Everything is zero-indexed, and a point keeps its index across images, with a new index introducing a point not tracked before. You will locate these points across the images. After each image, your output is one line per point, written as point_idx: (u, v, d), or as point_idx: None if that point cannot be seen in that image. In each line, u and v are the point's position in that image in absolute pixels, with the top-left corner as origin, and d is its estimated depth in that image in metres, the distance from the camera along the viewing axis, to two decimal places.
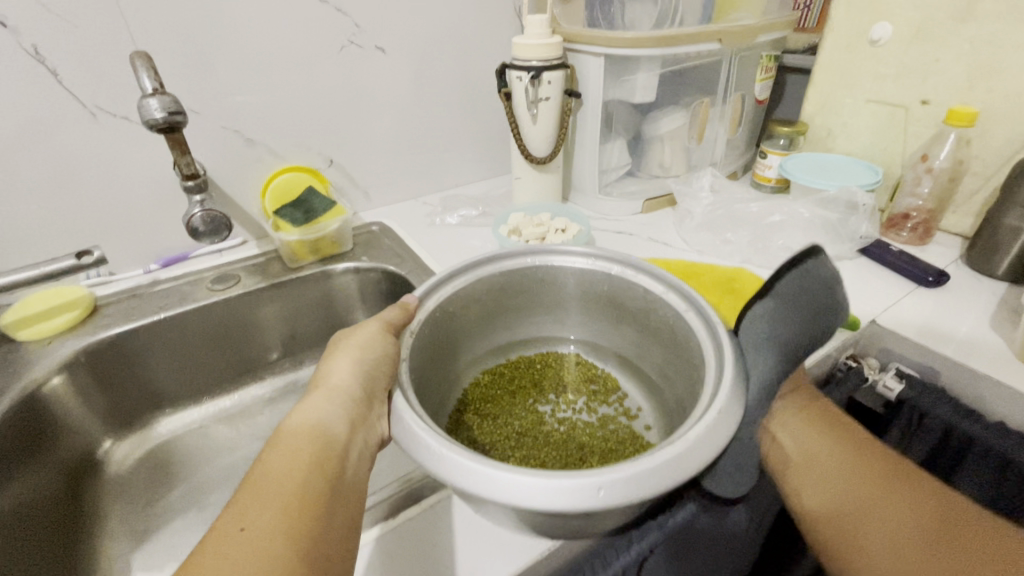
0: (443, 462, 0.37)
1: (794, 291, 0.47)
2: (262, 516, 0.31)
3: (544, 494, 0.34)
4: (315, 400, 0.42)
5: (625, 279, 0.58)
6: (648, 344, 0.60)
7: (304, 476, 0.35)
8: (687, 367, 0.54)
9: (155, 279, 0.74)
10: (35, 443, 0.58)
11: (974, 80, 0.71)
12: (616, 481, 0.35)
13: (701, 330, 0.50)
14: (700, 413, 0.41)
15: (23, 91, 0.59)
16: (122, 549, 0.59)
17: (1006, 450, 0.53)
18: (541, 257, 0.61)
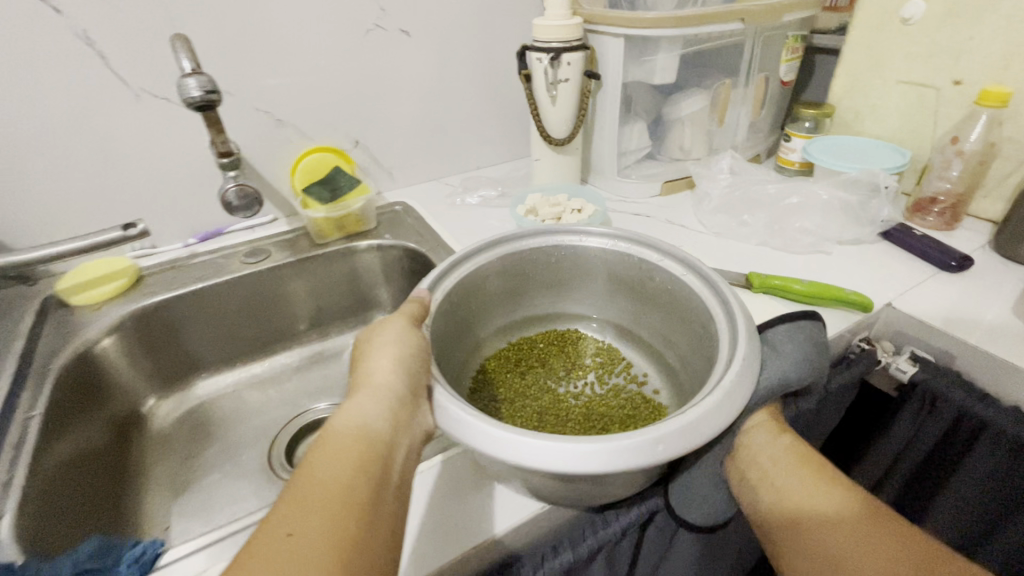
0: (469, 427, 0.39)
1: (785, 339, 0.49)
2: (309, 522, 0.30)
3: (607, 456, 0.36)
4: (354, 398, 0.40)
5: (623, 252, 0.59)
6: (648, 312, 0.62)
7: (349, 480, 0.33)
8: (692, 334, 0.55)
9: (193, 253, 0.79)
10: (89, 397, 0.64)
11: (1009, 59, 0.68)
12: (636, 441, 0.37)
13: (700, 291, 0.52)
14: (721, 377, 0.43)
15: (75, 72, 0.64)
16: (163, 496, 0.64)
17: (1020, 436, 0.52)
18: (538, 237, 0.61)
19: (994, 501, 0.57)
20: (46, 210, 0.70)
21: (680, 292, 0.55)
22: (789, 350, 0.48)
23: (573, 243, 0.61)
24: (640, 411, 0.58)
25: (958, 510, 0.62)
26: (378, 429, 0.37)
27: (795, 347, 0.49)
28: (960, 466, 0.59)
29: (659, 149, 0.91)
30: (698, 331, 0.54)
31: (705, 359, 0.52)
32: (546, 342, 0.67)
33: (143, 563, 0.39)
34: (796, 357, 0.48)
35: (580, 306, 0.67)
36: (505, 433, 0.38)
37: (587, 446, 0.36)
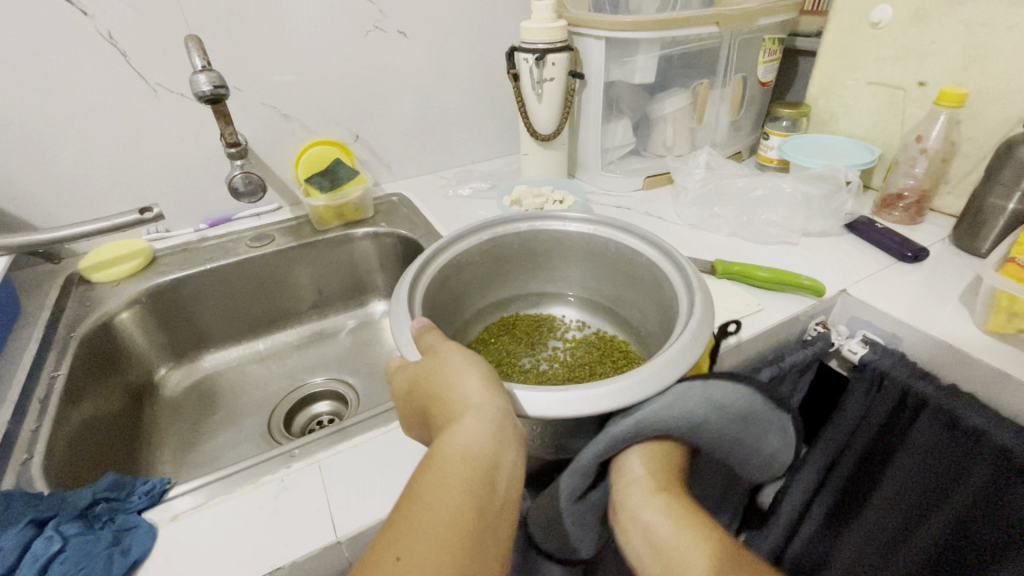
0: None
1: (690, 393, 0.46)
2: (417, 550, 0.33)
3: (589, 400, 0.40)
4: (453, 422, 0.39)
5: (533, 231, 0.61)
6: (592, 275, 0.64)
7: (455, 511, 0.35)
8: (645, 292, 0.58)
9: (203, 236, 0.85)
10: (108, 364, 0.70)
11: (968, 62, 0.72)
12: (613, 386, 0.40)
13: (618, 237, 0.58)
14: (680, 330, 0.46)
15: (99, 69, 0.70)
16: (173, 455, 0.70)
17: (953, 408, 0.57)
18: (476, 233, 0.59)
19: (933, 477, 0.61)
20: (71, 194, 0.76)
21: (605, 244, 0.59)
22: (680, 405, 0.45)
23: (509, 231, 0.61)
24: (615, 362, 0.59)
25: (900, 490, 0.65)
26: (481, 455, 0.37)
27: (688, 402, 0.45)
28: (905, 443, 0.63)
29: (643, 146, 0.96)
30: (632, 272, 0.59)
31: (663, 308, 0.55)
32: (493, 332, 0.64)
33: (152, 495, 0.45)
34: (693, 412, 0.45)
35: (507, 290, 0.66)
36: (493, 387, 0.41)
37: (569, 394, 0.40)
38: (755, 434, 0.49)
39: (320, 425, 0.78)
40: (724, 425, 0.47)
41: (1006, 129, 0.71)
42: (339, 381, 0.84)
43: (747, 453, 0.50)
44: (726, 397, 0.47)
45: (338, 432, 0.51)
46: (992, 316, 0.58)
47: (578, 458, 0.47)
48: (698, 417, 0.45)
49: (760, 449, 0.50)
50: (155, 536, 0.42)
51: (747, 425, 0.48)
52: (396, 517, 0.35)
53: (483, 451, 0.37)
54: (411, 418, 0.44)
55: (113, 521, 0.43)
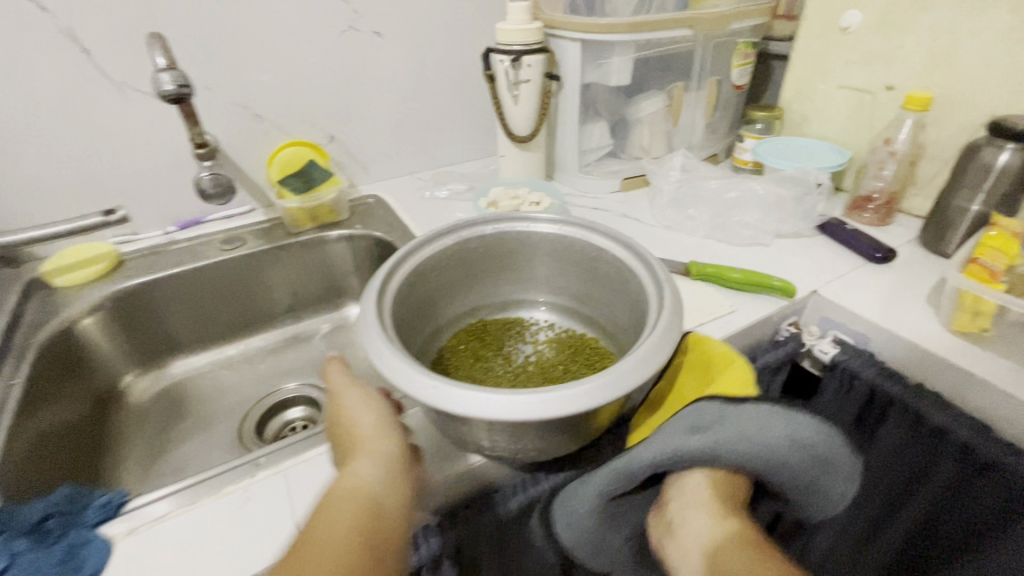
0: (429, 390, 0.37)
1: (761, 418, 0.45)
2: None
3: (564, 401, 0.36)
4: (350, 462, 0.42)
5: (498, 233, 0.59)
6: (560, 275, 0.62)
7: (348, 534, 0.37)
8: (616, 291, 0.56)
9: (173, 239, 0.83)
10: (69, 372, 0.68)
11: (934, 67, 0.74)
12: (593, 385, 0.37)
13: (582, 236, 0.57)
14: (650, 329, 0.43)
15: (60, 67, 0.68)
16: (137, 465, 0.68)
17: (920, 408, 0.57)
18: (441, 236, 0.56)
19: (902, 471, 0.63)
20: (32, 195, 0.74)
21: (569, 243, 0.58)
22: (754, 429, 0.44)
23: (474, 232, 0.58)
24: (591, 360, 0.57)
25: (873, 485, 0.66)
26: (373, 486, 0.40)
27: (765, 428, 0.44)
28: (874, 441, 0.64)
29: (620, 148, 0.96)
30: (598, 271, 0.58)
31: (633, 307, 0.54)
32: (462, 340, 0.60)
33: (109, 508, 0.43)
34: (766, 441, 0.44)
35: (474, 294, 0.63)
36: (466, 391, 0.37)
37: (549, 396, 0.37)
38: (822, 475, 0.46)
39: (294, 432, 0.76)
40: (798, 460, 0.45)
41: (970, 133, 0.73)
42: (313, 386, 0.82)
43: (806, 487, 0.47)
44: (802, 429, 0.45)
45: (306, 439, 0.50)
46: (956, 315, 0.59)
47: (631, 461, 0.45)
48: (769, 444, 0.44)
49: (824, 492, 0.47)
50: (110, 551, 0.41)
51: (822, 465, 0.46)
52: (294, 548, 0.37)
53: (374, 484, 0.41)
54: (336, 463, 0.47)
55: (66, 537, 0.41)
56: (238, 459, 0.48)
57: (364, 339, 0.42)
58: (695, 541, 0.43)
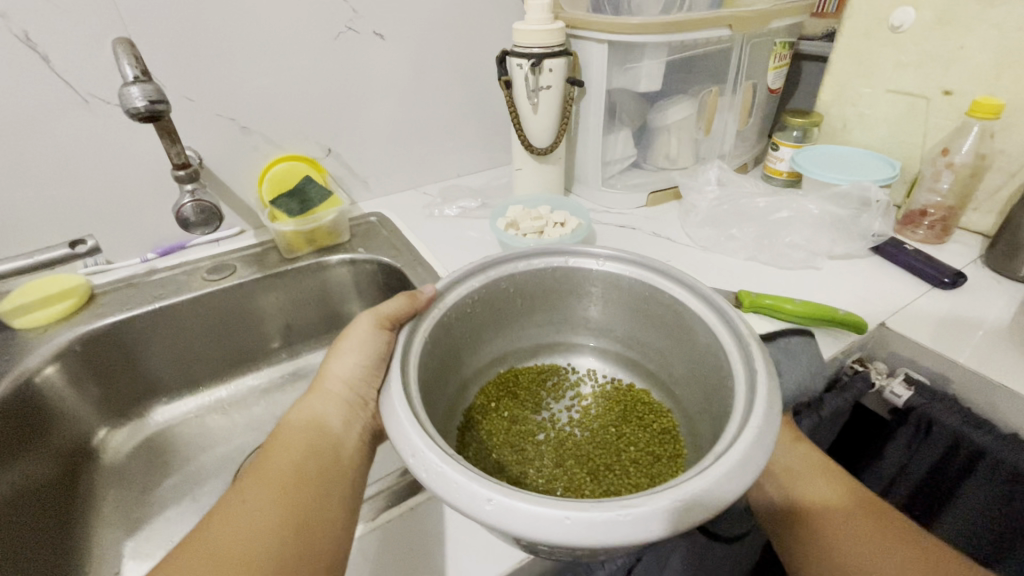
0: (486, 507, 0.29)
1: (799, 347, 0.57)
2: (262, 489, 0.36)
3: (662, 516, 0.29)
4: (311, 401, 0.45)
5: (531, 271, 0.51)
6: (605, 318, 0.55)
7: (302, 463, 0.39)
8: (676, 340, 0.50)
9: (152, 268, 0.74)
10: (32, 431, 0.59)
11: (1001, 69, 0.67)
12: (693, 490, 0.30)
13: (633, 273, 0.50)
14: (739, 409, 0.36)
15: (14, 78, 0.59)
16: (115, 538, 0.60)
17: (1018, 464, 0.51)
18: (467, 280, 0.48)
19: (994, 527, 0.55)
20: None
21: (616, 280, 0.51)
22: (807, 358, 0.56)
23: (506, 272, 0.50)
24: (647, 421, 0.52)
25: (956, 537, 0.60)
26: (329, 425, 0.43)
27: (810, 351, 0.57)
28: (956, 494, 0.57)
29: (644, 159, 0.88)
30: (650, 312, 0.51)
31: (700, 364, 0.47)
32: (494, 397, 0.54)
33: None
34: (815, 367, 0.56)
35: (505, 343, 0.56)
36: (535, 507, 0.29)
37: (644, 510, 0.29)
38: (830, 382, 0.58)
39: None
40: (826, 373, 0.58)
41: None
42: None
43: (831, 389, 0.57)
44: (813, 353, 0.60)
45: None
46: None
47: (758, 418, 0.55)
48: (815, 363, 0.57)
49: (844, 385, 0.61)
50: None
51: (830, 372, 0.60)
52: (250, 468, 0.38)
53: (332, 423, 0.43)
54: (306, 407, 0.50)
55: None
56: None
57: (394, 433, 0.34)
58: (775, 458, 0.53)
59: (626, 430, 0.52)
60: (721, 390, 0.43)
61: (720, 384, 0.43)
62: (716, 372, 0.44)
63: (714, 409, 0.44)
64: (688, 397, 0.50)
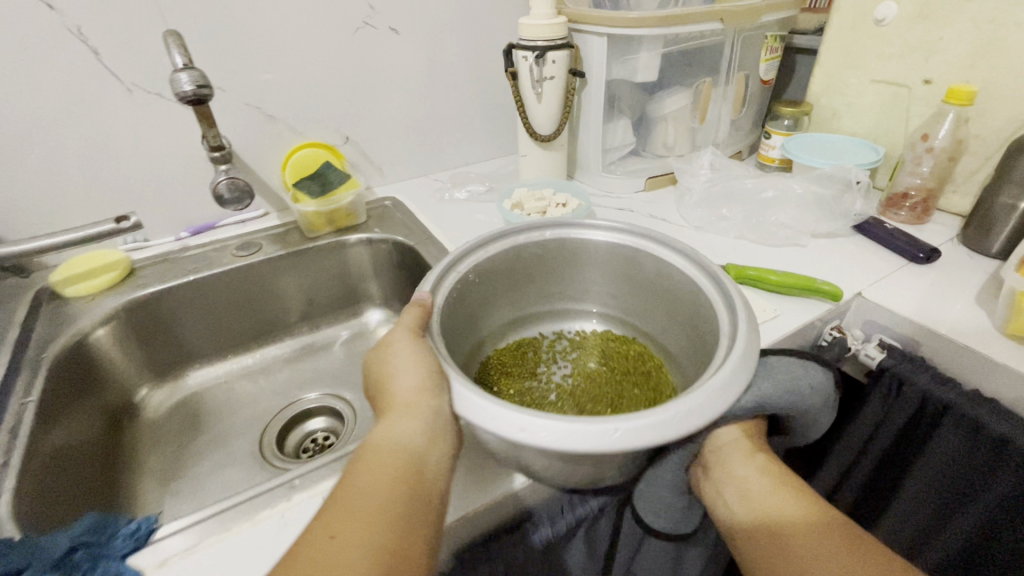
0: (614, 435, 0.35)
1: (784, 365, 0.50)
2: (350, 527, 0.35)
3: (725, 376, 0.39)
4: (391, 418, 0.41)
5: (492, 256, 0.56)
6: (551, 282, 0.62)
7: (388, 496, 0.37)
8: (624, 278, 0.59)
9: (186, 246, 0.80)
10: (83, 386, 0.65)
11: (977, 59, 0.71)
12: (737, 354, 0.41)
13: (570, 233, 0.58)
14: (722, 309, 0.47)
15: (68, 68, 0.65)
16: (157, 483, 0.66)
17: (979, 416, 0.55)
18: (448, 271, 0.52)
19: (955, 485, 0.60)
20: (41, 204, 0.71)
21: (570, 242, 0.59)
22: (786, 377, 0.49)
23: (474, 259, 0.54)
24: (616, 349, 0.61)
25: (919, 499, 0.64)
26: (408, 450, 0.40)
27: (789, 377, 0.49)
28: (925, 449, 0.62)
29: (643, 146, 0.93)
30: (606, 264, 0.60)
31: (660, 293, 0.57)
32: (495, 377, 0.57)
33: (137, 537, 0.41)
34: (796, 386, 0.49)
35: (483, 328, 0.60)
36: (647, 417, 0.36)
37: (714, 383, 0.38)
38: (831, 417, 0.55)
39: (315, 444, 0.74)
40: (814, 406, 0.51)
41: (1014, 128, 0.70)
42: (335, 397, 0.80)
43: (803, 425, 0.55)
44: (824, 384, 0.51)
45: (340, 458, 0.47)
46: (1013, 319, 0.56)
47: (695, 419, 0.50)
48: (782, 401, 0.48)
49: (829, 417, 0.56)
50: None
51: (828, 402, 0.52)
52: (335, 502, 0.37)
53: (415, 445, 0.40)
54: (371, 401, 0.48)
55: (94, 569, 0.39)
56: (271, 481, 0.46)
57: (503, 427, 0.36)
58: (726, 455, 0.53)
59: (604, 360, 0.60)
60: (686, 306, 0.53)
61: (686, 300, 0.53)
62: (681, 294, 0.53)
63: (692, 329, 0.53)
64: (663, 329, 0.59)
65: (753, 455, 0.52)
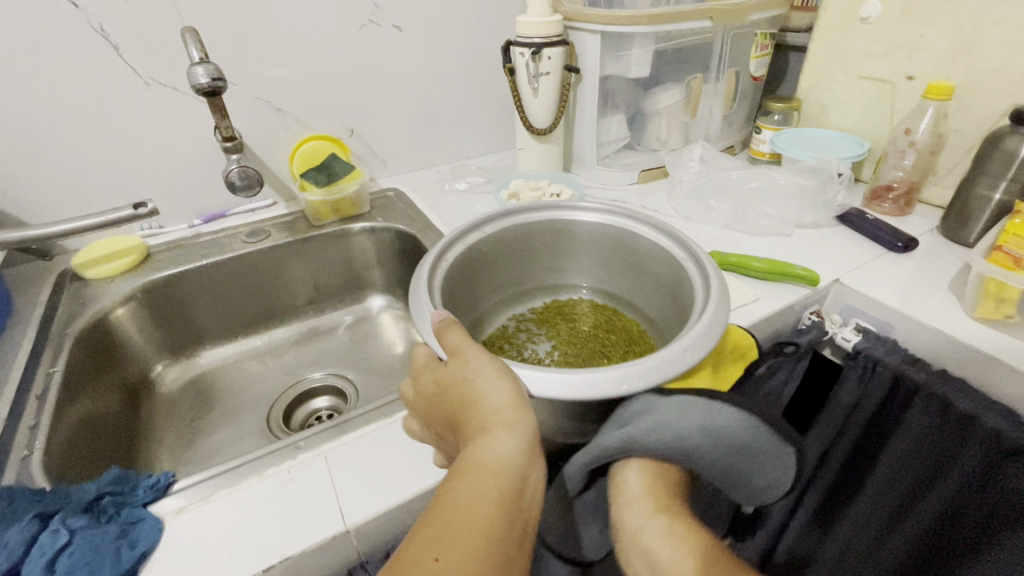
0: (681, 355, 0.42)
1: (673, 410, 0.42)
2: (454, 550, 0.33)
3: (715, 282, 0.49)
4: (484, 433, 0.39)
5: (464, 250, 0.58)
6: (506, 270, 0.65)
7: (489, 519, 0.35)
8: (568, 250, 0.66)
9: (198, 233, 0.85)
10: (104, 361, 0.70)
11: (956, 56, 0.74)
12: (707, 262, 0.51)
13: (515, 221, 0.62)
14: (674, 248, 0.56)
15: (91, 62, 0.69)
16: (172, 452, 0.70)
17: (945, 393, 0.58)
18: (436, 263, 0.54)
19: (926, 461, 0.63)
20: (62, 191, 0.75)
21: (505, 233, 0.61)
22: (670, 418, 0.42)
23: (452, 253, 0.56)
24: (567, 316, 0.66)
25: (895, 473, 0.66)
26: (509, 470, 0.37)
27: (675, 418, 0.42)
28: (898, 427, 0.65)
29: (637, 140, 0.97)
30: (531, 242, 0.65)
31: (611, 253, 0.64)
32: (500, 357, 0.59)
33: (157, 488, 0.45)
34: (680, 430, 0.41)
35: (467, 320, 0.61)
36: (694, 335, 0.43)
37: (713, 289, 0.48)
38: (761, 464, 0.44)
39: (319, 420, 0.78)
40: (714, 451, 0.42)
41: (992, 123, 0.73)
42: (339, 376, 0.84)
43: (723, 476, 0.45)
44: (726, 425, 0.42)
45: (340, 424, 0.51)
46: (980, 303, 0.60)
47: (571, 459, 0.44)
48: (654, 445, 0.41)
49: (757, 476, 0.44)
50: (161, 530, 0.42)
51: (741, 452, 0.43)
52: (432, 520, 0.35)
53: (514, 467, 0.38)
54: (433, 417, 0.45)
55: (118, 515, 0.43)
56: (278, 442, 0.50)
57: (594, 388, 0.40)
58: (627, 506, 0.42)
59: (561, 326, 0.65)
60: (635, 257, 0.61)
61: (632, 251, 0.61)
62: (627, 245, 0.62)
63: (634, 269, 0.63)
64: (598, 280, 0.67)
65: (656, 512, 0.41)
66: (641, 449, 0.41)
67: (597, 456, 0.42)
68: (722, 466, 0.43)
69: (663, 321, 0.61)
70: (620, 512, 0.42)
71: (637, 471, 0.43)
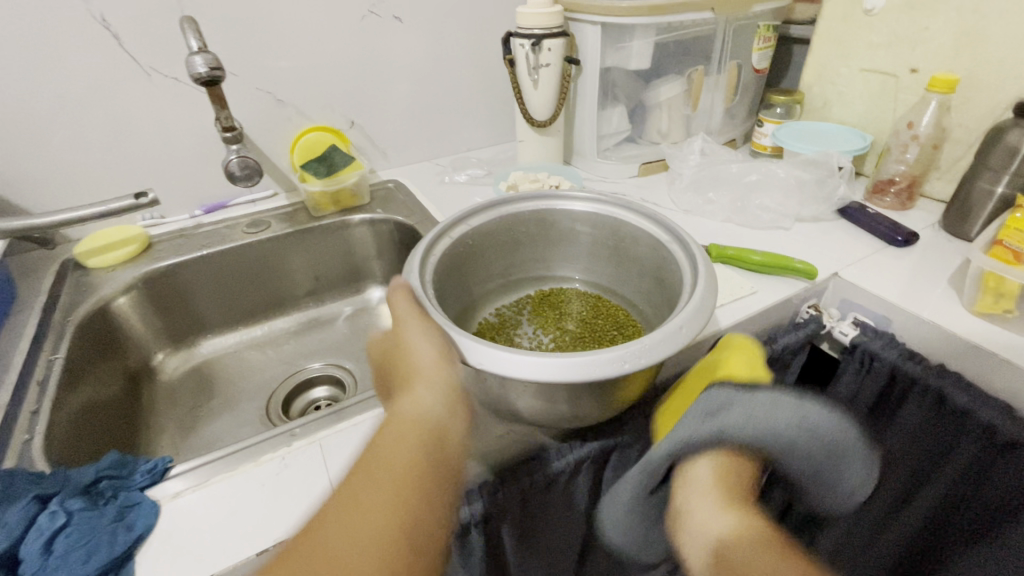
0: (679, 333, 0.43)
1: (762, 401, 0.45)
2: (365, 492, 0.35)
3: (701, 259, 0.51)
4: (407, 388, 0.41)
5: (451, 245, 0.57)
6: (491, 263, 0.65)
7: (406, 464, 0.37)
8: (551, 239, 0.66)
9: (199, 223, 0.85)
10: (105, 349, 0.70)
11: (960, 47, 0.73)
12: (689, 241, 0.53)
13: (498, 214, 0.62)
14: (656, 231, 0.57)
15: (93, 52, 0.70)
16: (173, 439, 0.71)
17: (942, 387, 0.58)
18: (426, 256, 0.53)
19: (922, 455, 0.63)
20: (64, 180, 0.76)
21: (490, 226, 0.61)
22: (761, 413, 0.44)
23: (440, 247, 0.56)
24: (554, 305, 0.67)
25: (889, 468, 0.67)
26: (428, 420, 0.39)
27: (770, 410, 0.44)
28: (895, 421, 0.65)
29: (638, 133, 0.96)
30: (515, 233, 0.65)
31: (593, 240, 0.65)
32: None
33: (154, 473, 0.45)
34: (774, 423, 0.44)
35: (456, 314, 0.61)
36: (690, 314, 0.45)
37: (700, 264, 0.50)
38: (847, 463, 0.46)
39: (318, 410, 0.78)
40: (808, 446, 0.44)
41: (996, 116, 0.72)
42: (338, 366, 0.84)
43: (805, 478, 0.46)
44: (819, 421, 0.44)
45: (334, 413, 0.52)
46: (979, 297, 0.59)
47: (652, 452, 0.46)
48: (744, 435, 0.43)
49: (840, 480, 0.46)
50: (158, 513, 0.43)
51: (832, 453, 0.45)
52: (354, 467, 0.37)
53: (433, 416, 0.40)
54: (382, 385, 0.47)
55: (115, 497, 0.43)
56: (274, 429, 0.50)
57: (597, 369, 0.41)
58: (686, 490, 0.42)
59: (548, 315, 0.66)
60: (617, 241, 0.63)
61: (614, 236, 0.63)
62: (608, 230, 0.63)
63: (618, 254, 0.64)
64: (581, 268, 0.69)
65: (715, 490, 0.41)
66: (732, 440, 0.43)
67: (684, 447, 0.44)
68: (808, 467, 0.45)
69: (647, 302, 0.63)
70: (681, 496, 0.42)
71: (712, 462, 0.44)
